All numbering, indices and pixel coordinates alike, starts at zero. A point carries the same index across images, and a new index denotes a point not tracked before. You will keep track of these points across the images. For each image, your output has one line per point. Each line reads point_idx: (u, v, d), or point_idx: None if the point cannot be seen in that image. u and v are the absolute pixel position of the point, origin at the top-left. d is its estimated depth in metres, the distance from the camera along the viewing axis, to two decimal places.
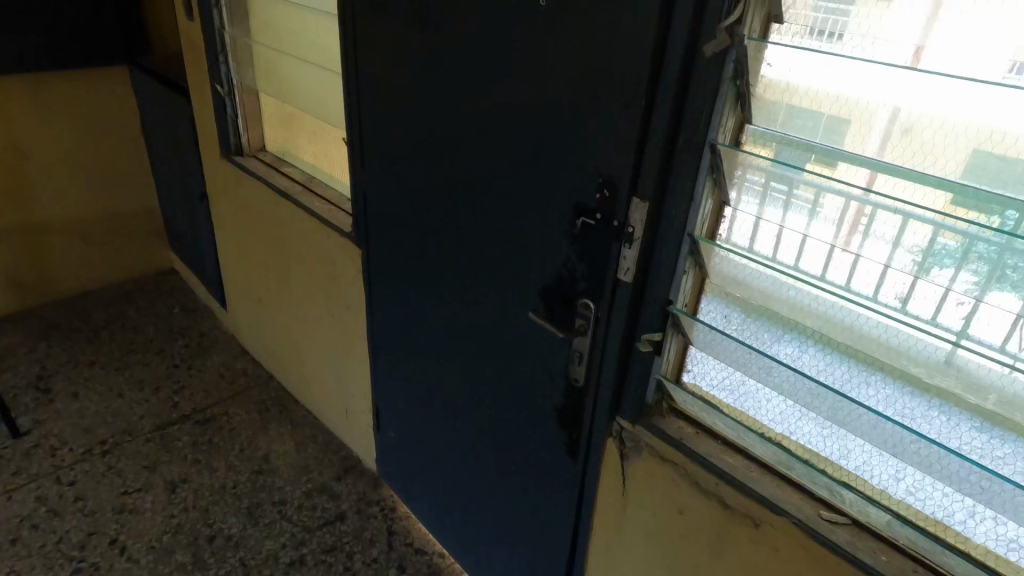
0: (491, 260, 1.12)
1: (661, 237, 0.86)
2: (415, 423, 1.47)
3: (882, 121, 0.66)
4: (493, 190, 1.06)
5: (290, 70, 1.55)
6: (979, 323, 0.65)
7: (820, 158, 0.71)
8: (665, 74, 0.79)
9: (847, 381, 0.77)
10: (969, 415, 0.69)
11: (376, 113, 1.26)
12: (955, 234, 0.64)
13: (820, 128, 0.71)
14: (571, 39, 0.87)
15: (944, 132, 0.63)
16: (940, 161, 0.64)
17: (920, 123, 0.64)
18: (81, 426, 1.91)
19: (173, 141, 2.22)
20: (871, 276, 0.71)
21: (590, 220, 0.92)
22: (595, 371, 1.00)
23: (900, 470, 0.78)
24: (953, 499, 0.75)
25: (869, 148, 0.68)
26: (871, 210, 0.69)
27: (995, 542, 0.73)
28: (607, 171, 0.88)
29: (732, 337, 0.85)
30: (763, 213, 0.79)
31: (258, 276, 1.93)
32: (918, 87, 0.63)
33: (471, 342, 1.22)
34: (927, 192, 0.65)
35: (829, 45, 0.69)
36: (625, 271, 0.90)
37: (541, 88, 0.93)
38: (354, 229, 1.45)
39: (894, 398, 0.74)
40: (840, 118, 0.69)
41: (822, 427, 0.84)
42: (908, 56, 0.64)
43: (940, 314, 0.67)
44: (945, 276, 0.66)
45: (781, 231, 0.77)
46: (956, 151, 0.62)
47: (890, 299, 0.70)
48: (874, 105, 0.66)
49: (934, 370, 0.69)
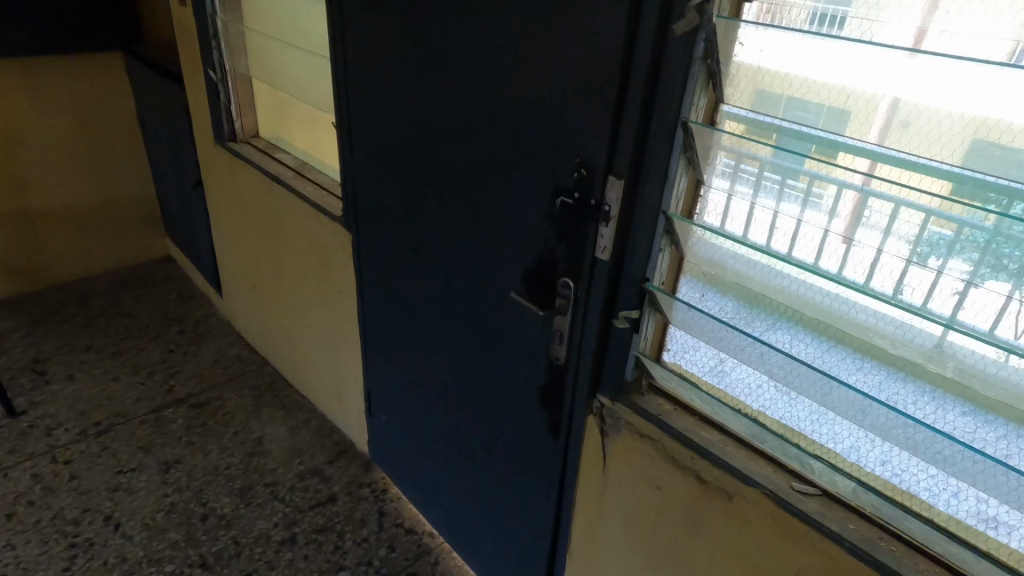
0: (474, 240, 1.13)
1: (637, 215, 0.88)
2: (403, 404, 1.50)
3: (883, 110, 0.66)
4: (475, 171, 1.08)
5: (280, 57, 1.57)
6: (969, 310, 0.66)
7: (823, 149, 0.70)
8: (638, 53, 0.80)
9: (839, 367, 0.78)
10: (960, 400, 0.71)
11: (363, 97, 1.27)
12: (951, 223, 0.64)
13: (822, 116, 0.70)
14: (547, 20, 0.88)
15: (947, 121, 0.62)
16: (943, 149, 0.63)
17: (922, 112, 0.64)
18: (77, 409, 1.94)
19: (168, 128, 2.24)
20: (864, 264, 0.71)
21: (567, 200, 0.93)
22: (575, 349, 1.02)
23: (888, 452, 0.80)
24: (938, 479, 0.76)
25: (869, 137, 0.67)
26: (870, 202, 0.69)
27: (975, 519, 0.75)
28: (584, 151, 0.90)
29: (723, 323, 0.86)
30: (757, 201, 0.79)
31: (252, 262, 1.95)
32: (917, 75, 0.63)
33: (455, 322, 1.24)
34: (928, 179, 0.64)
35: (831, 32, 0.68)
36: (602, 250, 0.92)
37: (520, 69, 0.94)
38: (344, 213, 1.46)
39: (884, 385, 0.75)
40: (841, 109, 0.69)
41: (814, 412, 0.85)
42: (909, 39, 0.63)
43: (930, 300, 0.68)
44: (934, 265, 0.66)
45: (775, 218, 0.78)
46: (958, 138, 0.62)
47: (884, 287, 0.71)
48: (877, 96, 0.66)
49: (925, 355, 0.70)
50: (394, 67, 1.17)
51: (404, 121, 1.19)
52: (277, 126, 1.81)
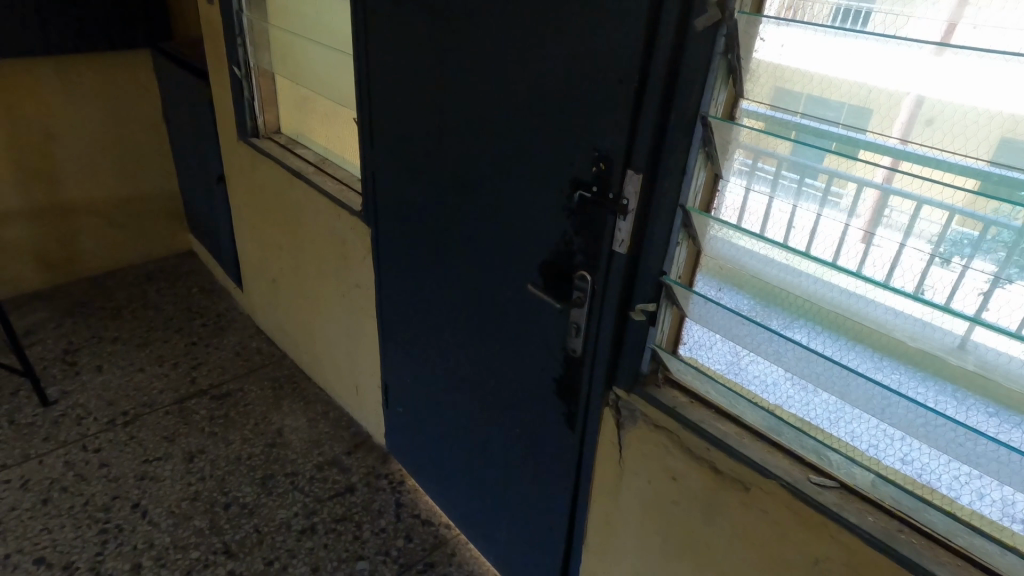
0: (492, 233, 1.15)
1: (654, 208, 0.89)
2: (421, 396, 1.52)
3: (907, 107, 0.66)
4: (494, 164, 1.09)
5: (303, 54, 1.60)
6: (994, 309, 0.66)
7: (845, 146, 0.71)
8: (658, 45, 0.81)
9: (860, 364, 0.77)
10: (983, 400, 0.70)
11: (384, 92, 1.29)
12: (977, 223, 0.64)
13: (843, 113, 0.71)
14: (567, 14, 0.89)
15: (972, 118, 0.63)
16: (967, 145, 0.63)
17: (945, 110, 0.64)
18: (106, 398, 2.00)
19: (194, 124, 2.29)
20: (884, 262, 0.71)
21: (585, 193, 0.94)
22: (591, 341, 1.03)
23: (909, 453, 0.79)
24: (961, 478, 0.76)
25: (893, 134, 0.68)
26: (891, 200, 0.69)
27: (999, 513, 0.74)
28: (602, 144, 0.91)
29: (741, 317, 0.86)
30: (775, 199, 0.79)
31: (273, 256, 1.99)
32: (941, 72, 0.63)
33: (473, 314, 1.26)
34: (950, 176, 0.65)
35: (855, 27, 0.69)
36: (619, 243, 0.92)
37: (540, 63, 0.96)
38: (364, 208, 1.49)
39: (905, 384, 0.74)
40: (863, 108, 0.69)
41: (833, 409, 0.85)
42: (937, 33, 0.63)
43: (954, 300, 0.68)
44: (954, 263, 0.66)
45: (793, 216, 0.78)
46: (982, 135, 0.62)
47: (905, 285, 0.70)
48: (899, 94, 0.66)
49: (949, 353, 0.70)
50: (415, 62, 1.18)
51: (424, 115, 1.21)
52: (298, 122, 1.85)
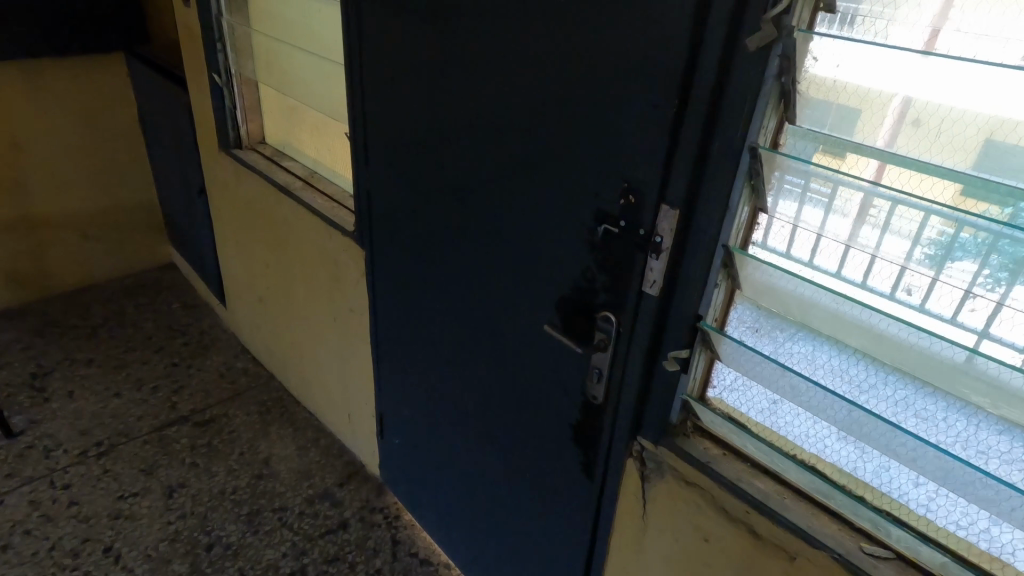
0: (502, 266, 1.05)
1: (691, 246, 0.79)
2: (420, 431, 1.41)
3: (893, 110, 0.61)
4: (506, 193, 0.99)
5: (290, 62, 1.48)
6: (998, 321, 0.59)
7: (829, 149, 0.66)
8: (700, 69, 0.71)
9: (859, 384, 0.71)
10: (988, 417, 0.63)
11: (380, 109, 1.18)
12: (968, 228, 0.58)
13: (830, 118, 0.66)
14: (594, 31, 0.79)
15: (959, 123, 0.57)
16: (951, 152, 0.58)
17: (932, 114, 0.59)
18: (78, 427, 1.87)
19: (172, 133, 2.16)
20: (885, 276, 0.65)
21: (611, 228, 0.84)
22: (615, 389, 0.92)
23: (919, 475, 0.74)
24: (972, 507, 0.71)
25: (879, 138, 0.63)
26: (877, 201, 0.64)
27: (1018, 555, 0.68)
28: (632, 176, 0.81)
29: (747, 348, 0.79)
30: (775, 209, 0.74)
31: (258, 274, 1.87)
32: (930, 75, 0.58)
33: (479, 351, 1.16)
34: (934, 183, 0.59)
35: (841, 31, 0.64)
36: (649, 284, 0.82)
37: (560, 84, 0.85)
38: (357, 230, 1.38)
39: (909, 400, 0.68)
40: (851, 110, 0.64)
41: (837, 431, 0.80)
42: (921, 40, 0.58)
43: (961, 314, 0.61)
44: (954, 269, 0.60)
45: (794, 230, 0.73)
46: (968, 141, 0.57)
47: (911, 299, 0.64)
48: (886, 95, 0.61)
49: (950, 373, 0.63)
50: (416, 78, 1.08)
51: (426, 136, 1.10)
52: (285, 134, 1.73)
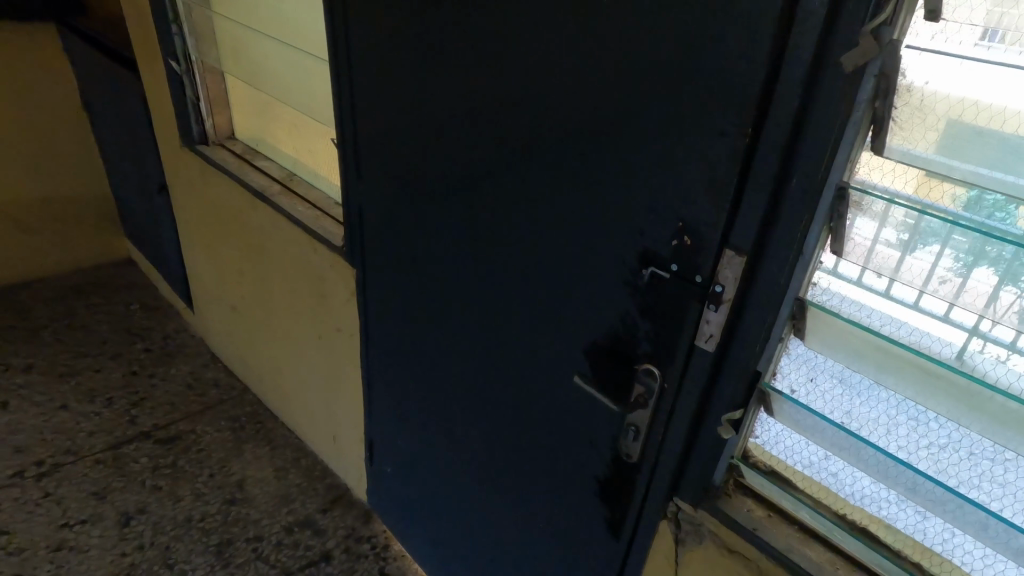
0: (517, 302, 0.93)
1: (756, 297, 0.67)
2: (416, 464, 1.30)
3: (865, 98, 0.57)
4: (528, 221, 0.86)
5: (261, 52, 1.33)
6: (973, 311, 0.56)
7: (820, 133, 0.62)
8: (778, 99, 0.58)
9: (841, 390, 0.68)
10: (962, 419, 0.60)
11: (376, 112, 1.04)
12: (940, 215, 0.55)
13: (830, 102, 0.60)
14: (643, 44, 0.66)
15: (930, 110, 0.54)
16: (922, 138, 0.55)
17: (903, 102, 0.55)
18: (18, 445, 1.74)
19: (139, 119, 1.97)
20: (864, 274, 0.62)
21: (663, 273, 0.72)
22: (652, 448, 0.82)
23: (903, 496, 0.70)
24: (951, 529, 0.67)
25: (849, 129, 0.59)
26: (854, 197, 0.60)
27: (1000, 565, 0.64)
28: (688, 216, 0.68)
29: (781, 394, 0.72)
30: None
31: (231, 279, 1.76)
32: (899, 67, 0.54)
33: (488, 388, 1.04)
34: (901, 169, 0.57)
35: None
36: (705, 340, 0.71)
37: (598, 103, 0.72)
38: (347, 244, 1.25)
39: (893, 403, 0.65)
40: None
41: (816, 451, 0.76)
42: None
43: (955, 312, 0.57)
44: (935, 255, 0.57)
45: None
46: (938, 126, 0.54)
47: (905, 296, 0.60)
48: None
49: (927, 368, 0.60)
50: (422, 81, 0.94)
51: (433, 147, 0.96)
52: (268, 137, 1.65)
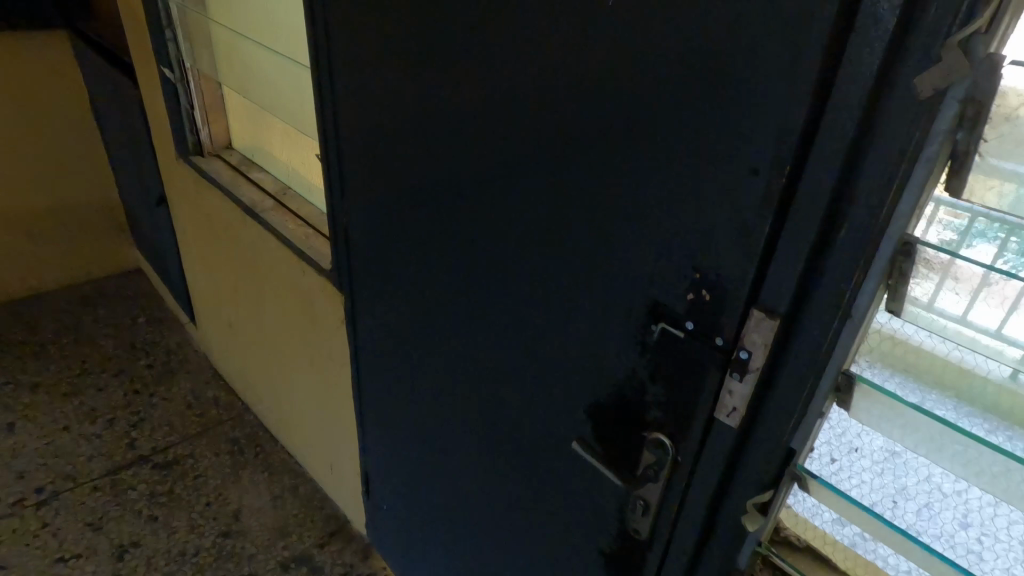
0: (513, 348, 0.82)
1: (790, 367, 0.55)
2: (414, 505, 1.20)
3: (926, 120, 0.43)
4: (522, 255, 0.74)
5: (255, 63, 1.24)
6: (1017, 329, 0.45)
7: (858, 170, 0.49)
8: (828, 123, 0.45)
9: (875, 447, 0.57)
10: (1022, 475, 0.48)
11: (359, 128, 0.94)
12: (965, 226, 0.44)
13: None
14: (656, 52, 0.53)
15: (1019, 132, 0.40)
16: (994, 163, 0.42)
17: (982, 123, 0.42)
18: (19, 470, 1.70)
19: (140, 129, 1.92)
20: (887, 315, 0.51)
21: (675, 332, 0.59)
22: (664, 528, 0.70)
23: None
24: None
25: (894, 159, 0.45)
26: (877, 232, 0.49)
27: None
28: (706, 265, 0.55)
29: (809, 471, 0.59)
30: None
31: (228, 296, 1.69)
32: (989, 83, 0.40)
33: (485, 436, 0.94)
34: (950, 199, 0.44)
35: None
36: (726, 415, 0.59)
37: (600, 123, 0.59)
38: (335, 269, 1.16)
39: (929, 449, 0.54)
40: None
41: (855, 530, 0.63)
42: None
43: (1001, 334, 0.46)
44: (970, 272, 0.46)
45: None
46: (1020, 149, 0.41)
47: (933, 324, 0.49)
48: None
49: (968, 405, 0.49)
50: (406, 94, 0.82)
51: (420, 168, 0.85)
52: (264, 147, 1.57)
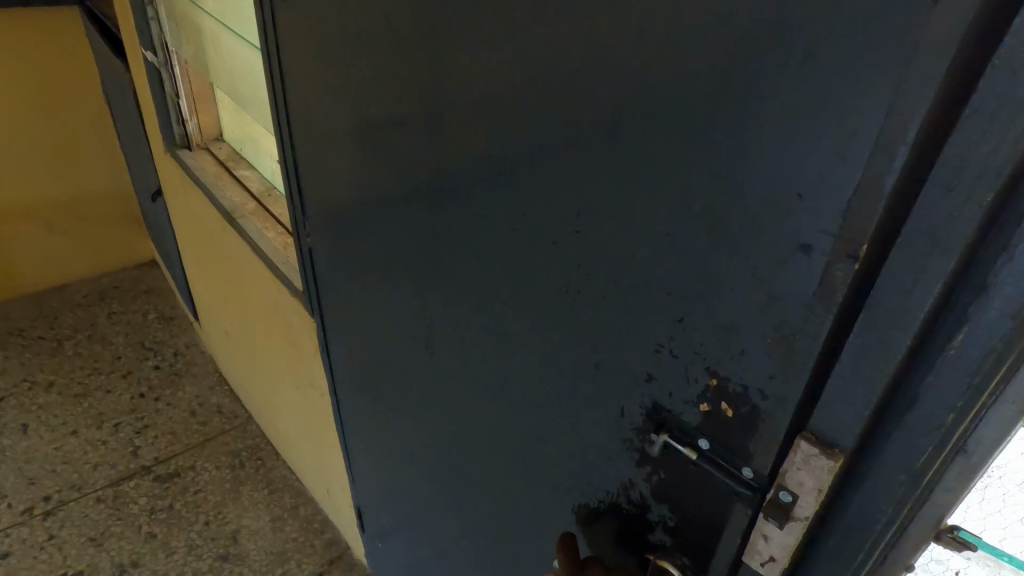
0: (493, 418, 0.66)
1: (857, 510, 0.39)
2: (403, 552, 1.09)
3: None
4: (501, 314, 0.58)
5: (241, 53, 1.10)
6: None
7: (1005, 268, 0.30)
8: (944, 187, 0.28)
9: None
10: None
11: (318, 140, 0.77)
12: None
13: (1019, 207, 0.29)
14: (679, 59, 0.35)
15: None
16: None
17: None
18: (26, 474, 1.64)
19: (135, 116, 1.79)
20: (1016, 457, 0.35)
21: (682, 450, 0.44)
22: None
23: None
24: None
25: None
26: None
27: None
28: (727, 371, 0.40)
29: None
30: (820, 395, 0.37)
31: (221, 304, 1.57)
32: None
33: (469, 506, 0.80)
34: None
35: None
36: (759, 564, 0.43)
37: (598, 153, 0.41)
38: (306, 295, 1.01)
39: None
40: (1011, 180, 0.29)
41: None
42: None
43: None
44: None
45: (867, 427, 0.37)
46: None
47: None
48: None
49: None
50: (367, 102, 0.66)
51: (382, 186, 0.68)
52: (252, 141, 1.38)
